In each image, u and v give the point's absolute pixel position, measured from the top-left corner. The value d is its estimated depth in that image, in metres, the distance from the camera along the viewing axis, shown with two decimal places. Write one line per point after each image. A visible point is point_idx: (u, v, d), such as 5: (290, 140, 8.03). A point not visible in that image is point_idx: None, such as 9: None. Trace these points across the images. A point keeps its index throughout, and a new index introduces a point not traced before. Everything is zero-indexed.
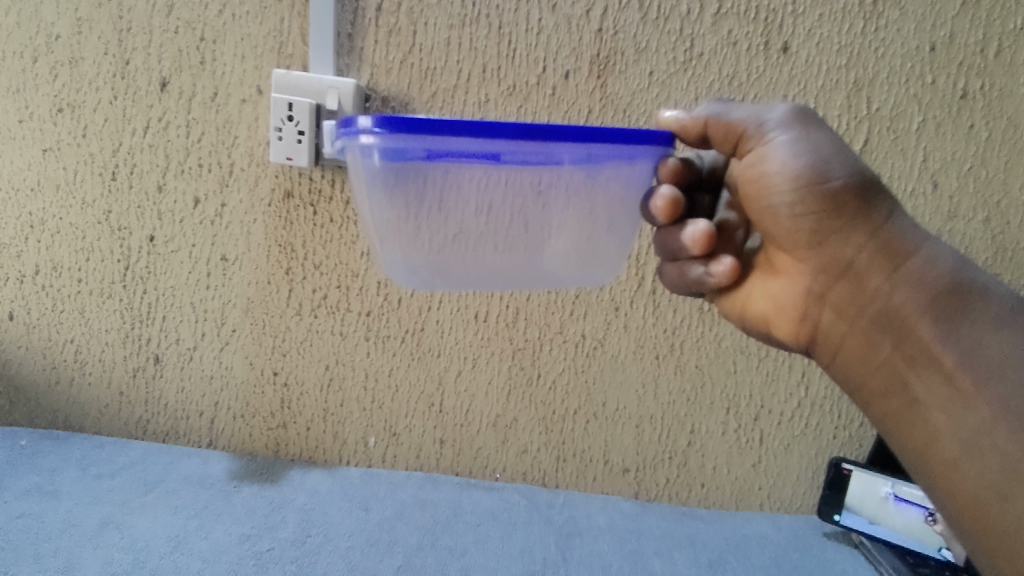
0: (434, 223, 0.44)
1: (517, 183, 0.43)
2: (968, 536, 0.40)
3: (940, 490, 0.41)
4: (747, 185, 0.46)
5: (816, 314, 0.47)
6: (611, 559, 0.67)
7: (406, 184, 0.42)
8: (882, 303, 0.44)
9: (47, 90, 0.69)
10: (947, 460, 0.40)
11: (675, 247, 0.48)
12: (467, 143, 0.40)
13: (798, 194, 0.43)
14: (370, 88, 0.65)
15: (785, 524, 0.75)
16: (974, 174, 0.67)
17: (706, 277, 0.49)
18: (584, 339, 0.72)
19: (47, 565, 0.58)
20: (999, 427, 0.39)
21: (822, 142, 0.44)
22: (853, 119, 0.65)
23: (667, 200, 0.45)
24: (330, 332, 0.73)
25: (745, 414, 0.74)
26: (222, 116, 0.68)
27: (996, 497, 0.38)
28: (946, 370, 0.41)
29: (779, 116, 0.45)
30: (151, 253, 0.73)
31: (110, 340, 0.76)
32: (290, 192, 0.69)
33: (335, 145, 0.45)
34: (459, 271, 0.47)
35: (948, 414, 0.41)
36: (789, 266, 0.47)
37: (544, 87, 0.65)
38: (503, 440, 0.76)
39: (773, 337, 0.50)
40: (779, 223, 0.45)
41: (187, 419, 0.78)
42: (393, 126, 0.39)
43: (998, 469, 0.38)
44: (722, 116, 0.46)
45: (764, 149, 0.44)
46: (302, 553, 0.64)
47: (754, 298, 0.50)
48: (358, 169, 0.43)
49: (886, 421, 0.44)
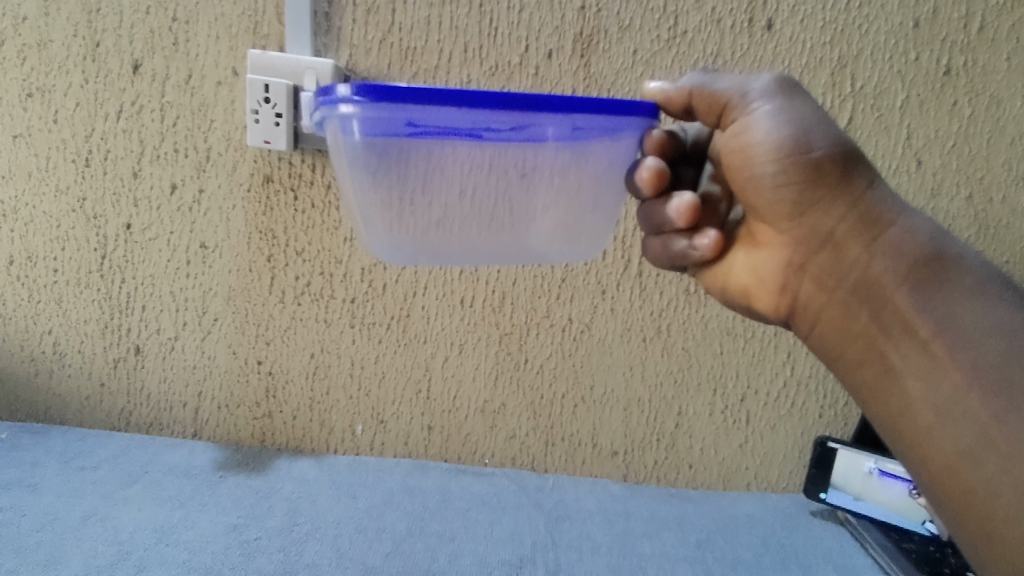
0: (418, 199, 0.43)
1: (500, 158, 0.43)
2: (941, 501, 0.40)
3: (913, 457, 0.41)
4: (730, 156, 0.45)
5: (796, 286, 0.47)
6: (599, 541, 0.67)
7: (389, 158, 0.41)
8: (861, 273, 0.44)
9: (16, 75, 0.67)
10: (921, 427, 0.41)
11: (660, 220, 0.48)
12: (447, 113, 0.40)
13: (781, 165, 0.43)
14: (349, 69, 0.64)
15: (772, 503, 0.76)
16: (957, 151, 0.67)
17: (690, 251, 0.48)
18: (571, 323, 0.72)
19: (28, 559, 0.57)
20: (972, 394, 0.39)
21: (804, 112, 0.44)
22: (838, 96, 0.65)
23: (653, 171, 0.45)
24: (314, 319, 0.73)
25: (731, 395, 0.75)
26: (198, 99, 0.67)
27: (967, 462, 0.39)
28: (921, 339, 0.42)
29: (762, 86, 0.45)
30: (129, 241, 0.71)
31: (88, 331, 0.75)
32: (270, 177, 0.68)
33: (313, 118, 0.44)
34: (444, 248, 0.46)
35: (923, 383, 0.41)
36: (771, 238, 0.47)
37: (527, 67, 0.64)
38: (492, 425, 0.76)
39: (753, 310, 0.50)
40: (761, 193, 0.44)
41: (170, 410, 0.77)
42: (372, 94, 0.38)
43: (970, 435, 0.39)
44: (706, 87, 0.46)
45: (748, 119, 0.44)
46: (290, 542, 0.63)
47: (735, 271, 0.49)
48: (337, 143, 0.42)
49: (862, 391, 0.44)
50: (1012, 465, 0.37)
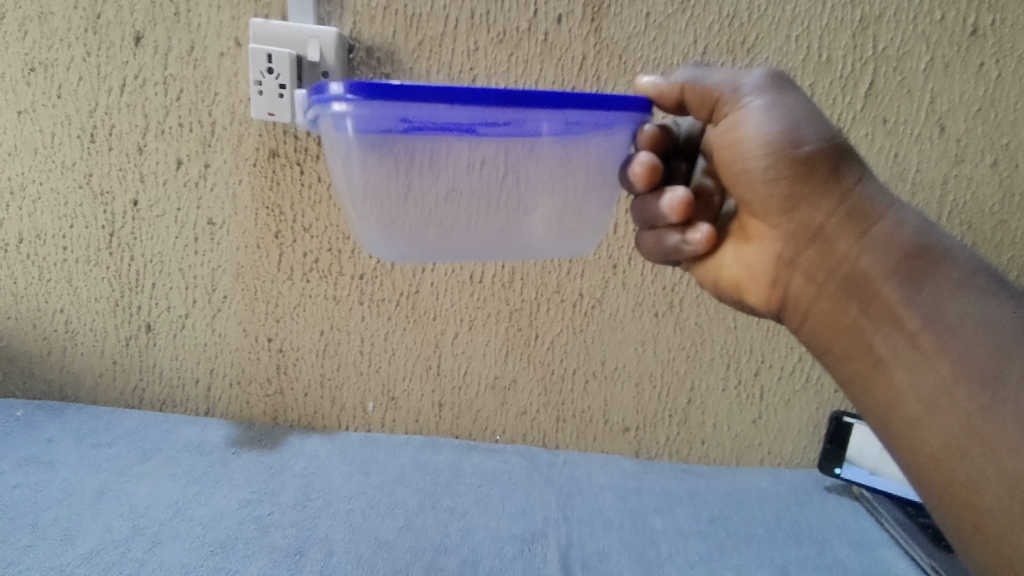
0: (413, 197, 0.42)
1: (494, 154, 0.42)
2: (927, 493, 0.39)
3: (900, 450, 0.40)
4: (722, 151, 0.44)
5: (786, 279, 0.46)
6: (611, 516, 0.67)
7: (383, 154, 0.41)
8: (850, 267, 0.43)
9: (18, 49, 0.67)
10: (909, 420, 0.40)
11: (654, 215, 0.47)
12: (440, 110, 0.39)
13: (772, 160, 0.42)
14: (354, 38, 0.63)
15: (786, 478, 0.75)
16: (982, 116, 0.64)
17: (683, 245, 0.47)
18: (582, 298, 0.71)
19: (45, 533, 0.58)
20: (958, 385, 0.38)
21: (795, 107, 0.43)
22: (859, 59, 0.63)
23: (646, 166, 0.44)
24: (323, 296, 0.72)
25: (745, 370, 0.74)
26: (201, 72, 0.66)
27: (954, 453, 0.38)
28: (910, 331, 0.41)
29: (754, 81, 0.44)
30: (136, 218, 0.71)
31: (99, 309, 0.75)
32: (275, 151, 0.67)
33: (307, 116, 0.43)
34: (438, 246, 0.45)
35: (911, 375, 0.40)
36: (761, 232, 0.47)
37: (536, 33, 0.63)
38: (503, 402, 0.76)
39: (745, 304, 0.49)
40: (752, 188, 0.44)
41: (183, 387, 0.77)
42: (365, 92, 0.38)
43: (957, 426, 0.38)
44: (698, 81, 0.45)
45: (740, 114, 0.43)
46: (303, 517, 0.63)
47: (726, 266, 0.49)
48: (332, 139, 0.41)
49: (851, 385, 0.43)
50: (1000, 456, 0.36)
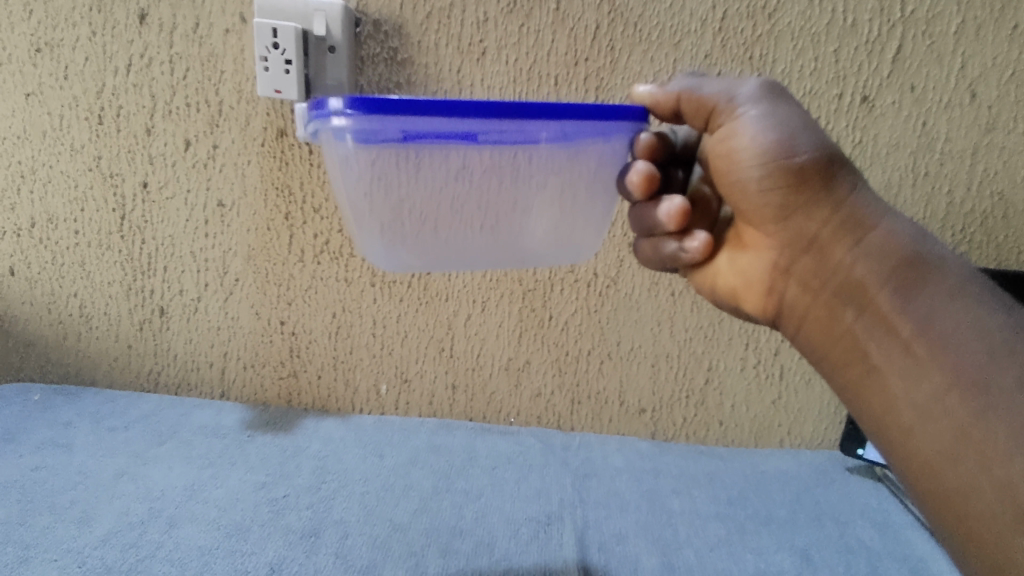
0: (414, 209, 0.41)
1: (490, 166, 0.41)
2: (922, 501, 0.38)
3: (895, 458, 0.39)
4: (717, 161, 0.43)
5: (782, 287, 0.45)
6: (628, 498, 0.66)
7: (383, 168, 0.39)
8: (844, 276, 0.42)
9: (23, 29, 0.66)
10: (903, 427, 0.38)
11: (651, 223, 0.46)
12: (441, 122, 0.38)
13: (767, 169, 0.41)
14: (360, 11, 0.62)
15: (807, 459, 0.73)
16: (1016, 81, 0.61)
17: (680, 254, 0.47)
18: (596, 278, 0.70)
19: (63, 516, 0.58)
20: (951, 393, 0.37)
21: (790, 118, 0.42)
22: (886, 23, 0.60)
23: (643, 175, 0.43)
24: (335, 279, 0.71)
25: (764, 350, 0.72)
26: (207, 49, 0.65)
27: (946, 461, 0.36)
28: (903, 339, 0.39)
29: (749, 90, 0.42)
30: (146, 201, 0.71)
31: (113, 293, 0.75)
32: (283, 130, 0.66)
33: (306, 130, 0.42)
34: (439, 257, 0.44)
35: (905, 382, 0.38)
36: (757, 241, 0.45)
37: (547, 2, 0.61)
38: (517, 383, 0.75)
39: (742, 311, 0.48)
40: (746, 196, 0.43)
41: (197, 370, 0.77)
42: (365, 106, 0.36)
43: (950, 434, 0.36)
44: (694, 91, 0.44)
45: (735, 124, 0.42)
46: (318, 499, 0.63)
47: (723, 274, 0.48)
48: (333, 154, 0.40)
49: (847, 393, 0.42)
50: (991, 463, 0.35)
